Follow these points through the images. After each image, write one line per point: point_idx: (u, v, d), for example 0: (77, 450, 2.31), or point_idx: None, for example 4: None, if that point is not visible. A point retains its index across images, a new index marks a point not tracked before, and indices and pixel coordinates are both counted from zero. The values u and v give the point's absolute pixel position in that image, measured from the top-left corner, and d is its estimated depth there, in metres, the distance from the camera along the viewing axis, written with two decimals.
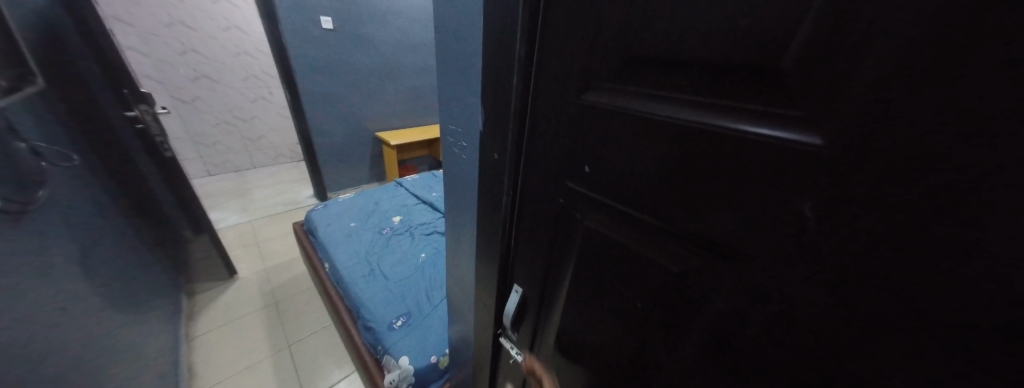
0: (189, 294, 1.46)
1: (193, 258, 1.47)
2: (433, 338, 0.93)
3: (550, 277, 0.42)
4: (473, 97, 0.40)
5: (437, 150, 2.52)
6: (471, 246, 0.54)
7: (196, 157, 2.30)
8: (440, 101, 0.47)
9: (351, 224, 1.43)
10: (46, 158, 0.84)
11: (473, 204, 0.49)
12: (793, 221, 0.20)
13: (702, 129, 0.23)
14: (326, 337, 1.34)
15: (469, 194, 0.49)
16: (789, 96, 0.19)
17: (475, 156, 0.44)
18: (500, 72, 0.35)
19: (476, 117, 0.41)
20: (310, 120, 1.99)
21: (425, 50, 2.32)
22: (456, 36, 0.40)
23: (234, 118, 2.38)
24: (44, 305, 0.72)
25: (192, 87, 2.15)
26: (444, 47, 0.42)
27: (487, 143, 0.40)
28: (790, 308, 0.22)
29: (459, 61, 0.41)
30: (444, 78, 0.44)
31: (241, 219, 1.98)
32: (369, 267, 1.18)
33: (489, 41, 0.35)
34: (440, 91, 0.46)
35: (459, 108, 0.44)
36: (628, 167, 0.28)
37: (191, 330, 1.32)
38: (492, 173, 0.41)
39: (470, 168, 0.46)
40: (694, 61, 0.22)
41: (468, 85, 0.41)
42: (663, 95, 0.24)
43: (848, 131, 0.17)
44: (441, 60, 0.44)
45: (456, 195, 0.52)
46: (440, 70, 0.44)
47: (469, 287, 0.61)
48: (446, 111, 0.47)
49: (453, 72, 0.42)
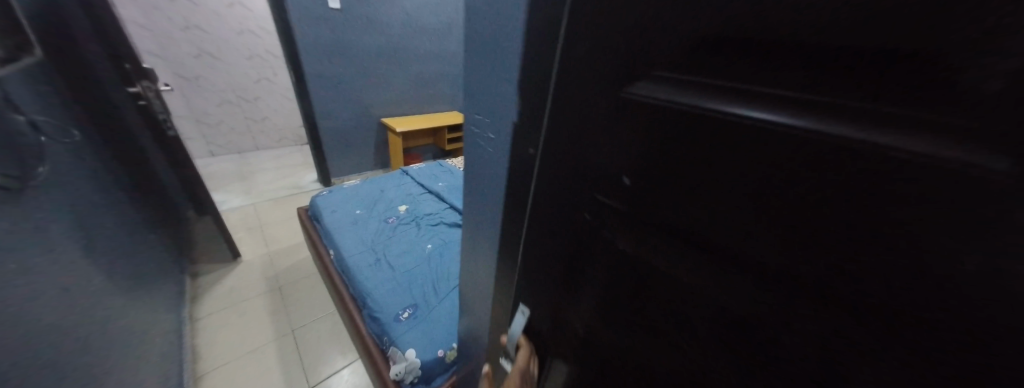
0: (193, 275, 1.45)
1: (197, 239, 1.46)
2: (440, 331, 0.92)
3: (559, 289, 0.38)
4: (507, 87, 0.37)
5: (443, 138, 2.47)
6: (491, 245, 0.52)
7: (199, 136, 2.26)
8: (466, 89, 0.44)
9: (355, 212, 1.40)
10: (45, 133, 0.81)
11: (499, 201, 0.46)
12: (834, 227, 0.17)
13: (778, 132, 0.18)
14: (330, 323, 1.34)
15: (495, 191, 0.46)
16: (840, 72, 0.15)
17: (505, 152, 0.41)
18: (537, 58, 0.31)
19: (507, 109, 0.38)
20: (315, 103, 1.95)
21: (434, 34, 2.25)
22: (488, 17, 0.36)
23: (237, 99, 2.34)
24: (45, 285, 0.71)
25: (194, 65, 2.10)
26: (473, 29, 0.39)
27: (519, 137, 0.36)
28: (826, 326, 0.19)
29: (489, 46, 0.37)
30: (472, 64, 0.41)
31: (244, 201, 1.95)
32: (375, 256, 1.16)
33: (526, 25, 0.31)
34: (468, 79, 0.42)
35: (487, 97, 0.41)
36: (669, 179, 0.24)
37: (194, 311, 1.31)
38: (522, 170, 0.38)
39: (498, 163, 0.43)
40: (720, 34, 0.19)
41: (499, 73, 0.37)
42: (680, 78, 0.21)
43: (939, 122, 0.13)
44: (470, 46, 0.40)
45: (478, 190, 0.50)
46: (467, 54, 0.41)
47: (484, 285, 0.59)
48: (473, 100, 0.44)
49: (482, 58, 0.39)
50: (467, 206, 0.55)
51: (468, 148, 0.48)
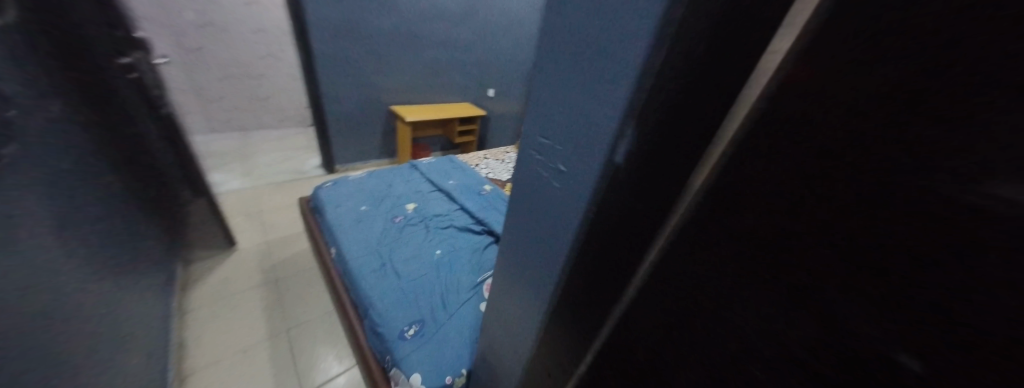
0: (185, 262, 1.37)
1: (191, 223, 1.37)
2: (449, 354, 0.83)
3: (617, 365, 0.36)
4: (599, 114, 0.27)
5: (454, 131, 2.36)
6: (537, 287, 0.43)
7: (199, 111, 2.16)
8: (533, 106, 0.35)
9: (361, 208, 1.31)
10: (16, 106, 0.71)
11: (560, 250, 0.37)
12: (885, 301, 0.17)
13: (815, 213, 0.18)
14: (327, 324, 1.25)
15: (553, 232, 0.37)
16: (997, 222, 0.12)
17: (580, 195, 0.31)
18: (674, 88, 0.23)
19: (593, 144, 0.28)
20: (323, 85, 1.84)
21: (453, 20, 2.12)
22: (582, 19, 0.27)
23: (241, 74, 2.22)
24: (24, 281, 0.63)
25: (198, 35, 1.98)
26: (558, 33, 0.30)
27: (622, 182, 0.28)
28: None
29: (580, 59, 0.28)
30: (548, 77, 0.32)
31: (244, 184, 1.86)
32: (380, 261, 1.07)
33: (660, 39, 0.22)
34: (538, 95, 0.33)
35: (563, 122, 0.31)
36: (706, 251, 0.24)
37: (183, 302, 1.23)
38: (618, 221, 0.30)
39: (567, 202, 0.34)
40: (816, 140, 0.17)
41: (588, 96, 0.28)
42: (747, 174, 0.21)
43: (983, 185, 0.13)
44: (546, 50, 0.31)
45: (529, 226, 0.41)
46: (542, 63, 0.32)
47: (519, 327, 0.50)
48: (540, 122, 0.35)
49: (566, 73, 0.30)
50: (510, 236, 0.47)
51: (523, 177, 0.40)
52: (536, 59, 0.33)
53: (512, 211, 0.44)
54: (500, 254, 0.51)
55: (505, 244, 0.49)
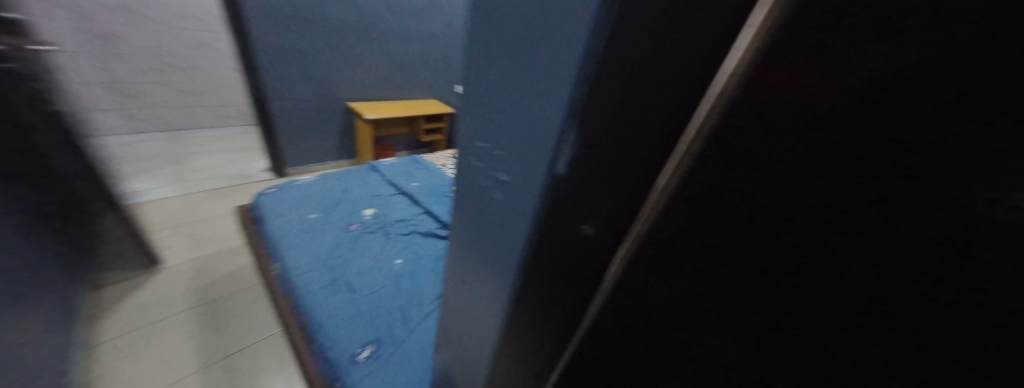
0: (93, 287, 1.16)
1: (105, 240, 1.17)
2: (409, 375, 0.75)
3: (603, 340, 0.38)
4: (534, 127, 0.23)
5: (419, 129, 2.24)
6: (488, 311, 0.38)
7: (116, 109, 1.88)
8: (471, 107, 0.29)
9: (310, 216, 1.18)
10: None
11: (512, 276, 0.31)
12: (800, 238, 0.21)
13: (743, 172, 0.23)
14: (273, 347, 1.12)
15: (498, 256, 0.32)
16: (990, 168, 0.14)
17: (528, 215, 0.26)
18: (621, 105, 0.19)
19: (537, 155, 0.23)
20: (267, 79, 1.67)
21: (413, 11, 2.01)
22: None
23: (167, 66, 1.96)
24: None
25: (109, 20, 1.71)
26: (488, 16, 0.24)
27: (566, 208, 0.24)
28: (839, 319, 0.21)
29: (515, 48, 0.22)
30: (482, 74, 0.26)
31: (174, 192, 1.64)
32: (331, 275, 0.97)
33: (606, 23, 0.17)
34: (471, 97, 0.28)
35: (503, 126, 0.25)
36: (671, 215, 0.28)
37: (92, 335, 1.04)
38: None
39: (507, 225, 0.29)
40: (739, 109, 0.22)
41: (528, 94, 0.22)
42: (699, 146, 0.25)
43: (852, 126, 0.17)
44: (477, 44, 0.25)
45: (478, 246, 0.35)
46: (475, 54, 0.26)
47: (474, 353, 0.44)
48: (479, 126, 0.28)
49: (501, 66, 0.24)
50: (458, 257, 0.40)
51: (466, 191, 0.33)
52: (468, 50, 0.27)
53: (457, 229, 0.38)
54: (450, 275, 0.45)
55: (455, 265, 0.42)
